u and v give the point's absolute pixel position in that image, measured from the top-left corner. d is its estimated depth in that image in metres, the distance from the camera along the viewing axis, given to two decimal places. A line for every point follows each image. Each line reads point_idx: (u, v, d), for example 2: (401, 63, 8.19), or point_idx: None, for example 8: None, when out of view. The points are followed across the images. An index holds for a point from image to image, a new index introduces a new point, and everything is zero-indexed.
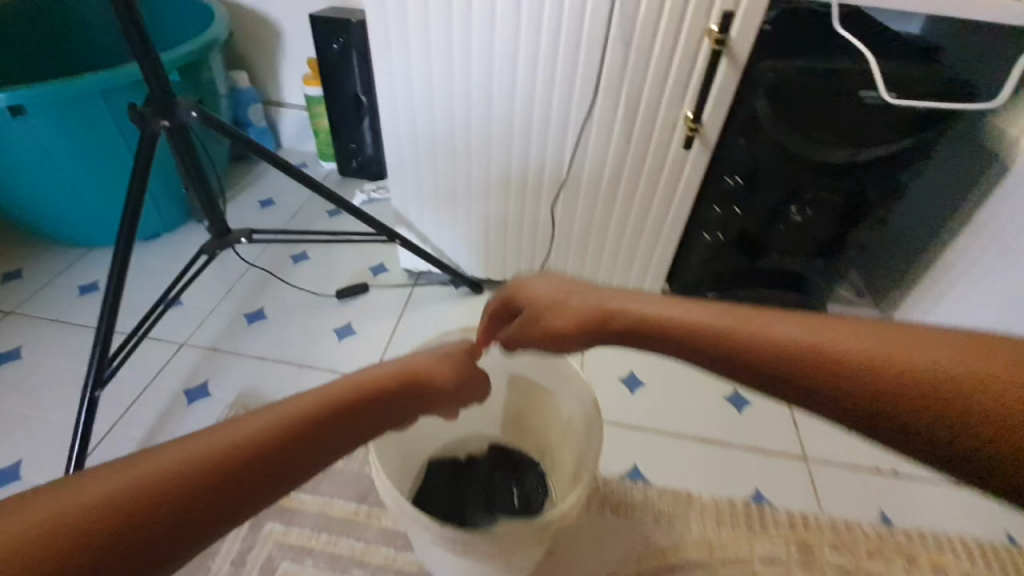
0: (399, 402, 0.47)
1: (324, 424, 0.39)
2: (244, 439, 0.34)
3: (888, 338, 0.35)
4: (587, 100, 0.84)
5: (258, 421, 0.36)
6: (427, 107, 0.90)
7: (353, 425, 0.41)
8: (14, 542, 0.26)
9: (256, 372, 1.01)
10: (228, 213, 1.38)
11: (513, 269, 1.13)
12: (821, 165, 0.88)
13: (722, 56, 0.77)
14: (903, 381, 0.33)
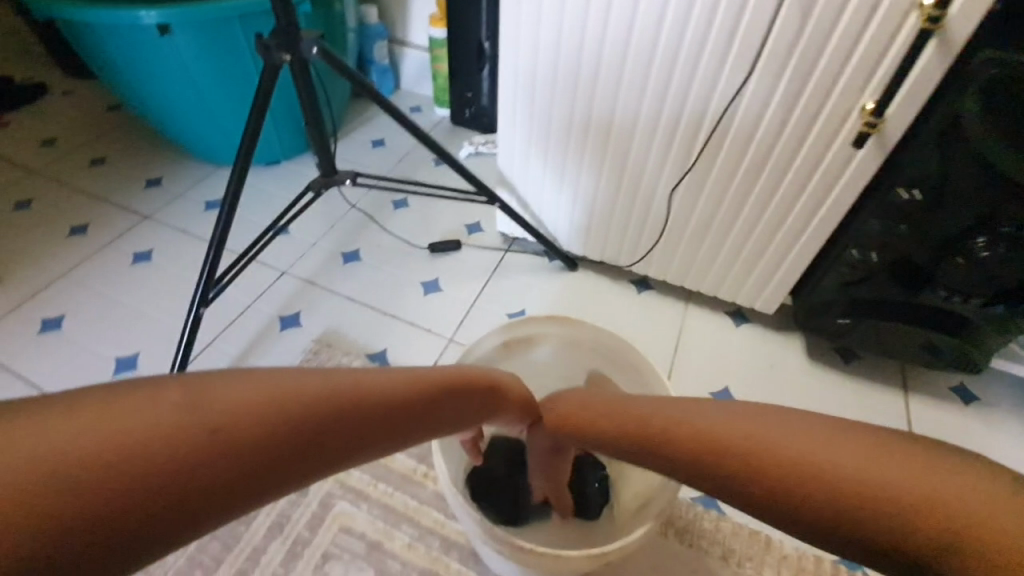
0: (476, 401, 0.47)
1: (429, 401, 0.39)
2: (380, 389, 0.35)
3: (891, 458, 0.28)
4: (740, 75, 0.72)
5: (389, 377, 0.37)
6: (551, 65, 0.83)
7: (438, 414, 0.40)
8: (208, 420, 0.26)
9: (344, 312, 1.04)
10: (342, 149, 1.41)
11: (613, 252, 1.05)
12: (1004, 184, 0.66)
13: (933, 37, 0.61)
14: (901, 511, 0.26)
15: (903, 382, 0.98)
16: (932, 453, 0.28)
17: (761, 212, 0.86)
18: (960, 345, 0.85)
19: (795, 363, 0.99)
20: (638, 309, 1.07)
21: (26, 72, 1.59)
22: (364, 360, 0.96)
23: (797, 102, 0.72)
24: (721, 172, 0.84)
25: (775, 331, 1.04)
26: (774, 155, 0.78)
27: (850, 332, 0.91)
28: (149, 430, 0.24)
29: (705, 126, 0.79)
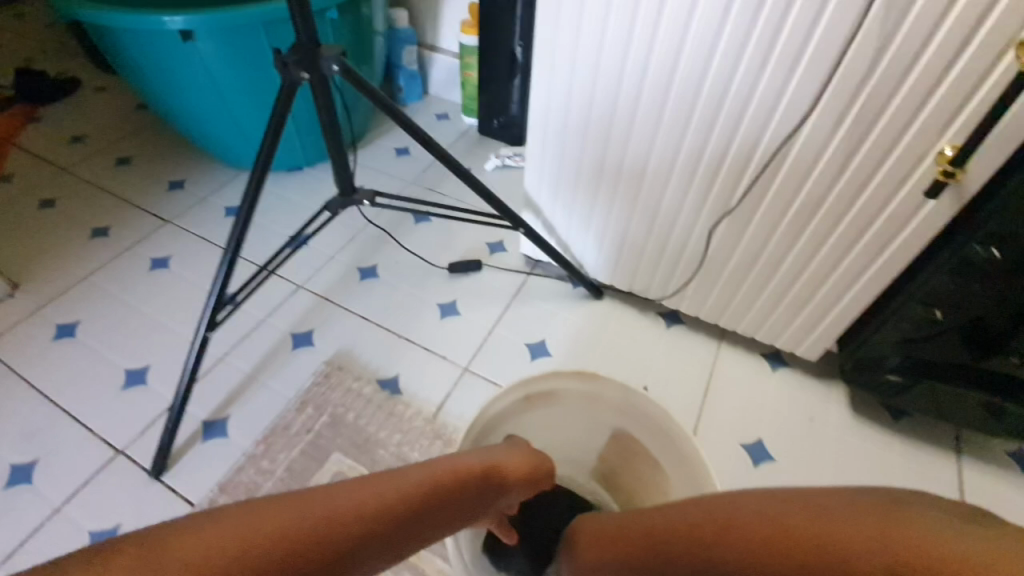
0: (482, 492, 0.43)
1: (429, 501, 0.36)
2: (369, 500, 0.32)
3: (867, 509, 0.27)
4: (798, 111, 0.65)
5: (380, 485, 0.34)
6: (588, 89, 0.77)
7: (439, 518, 0.37)
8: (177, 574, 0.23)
9: (357, 332, 1.00)
10: (365, 157, 1.38)
11: (643, 284, 0.99)
12: None
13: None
14: (888, 560, 0.25)
15: (956, 444, 0.89)
16: (919, 504, 0.26)
17: (810, 255, 0.78)
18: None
19: (837, 416, 0.91)
20: (667, 346, 1.00)
21: (61, 67, 1.60)
22: (375, 386, 0.92)
23: (861, 142, 0.65)
24: (769, 211, 0.77)
25: (814, 378, 0.96)
26: (831, 197, 0.71)
27: (902, 390, 0.83)
28: (222, 541, 0.25)
29: (754, 162, 0.72)
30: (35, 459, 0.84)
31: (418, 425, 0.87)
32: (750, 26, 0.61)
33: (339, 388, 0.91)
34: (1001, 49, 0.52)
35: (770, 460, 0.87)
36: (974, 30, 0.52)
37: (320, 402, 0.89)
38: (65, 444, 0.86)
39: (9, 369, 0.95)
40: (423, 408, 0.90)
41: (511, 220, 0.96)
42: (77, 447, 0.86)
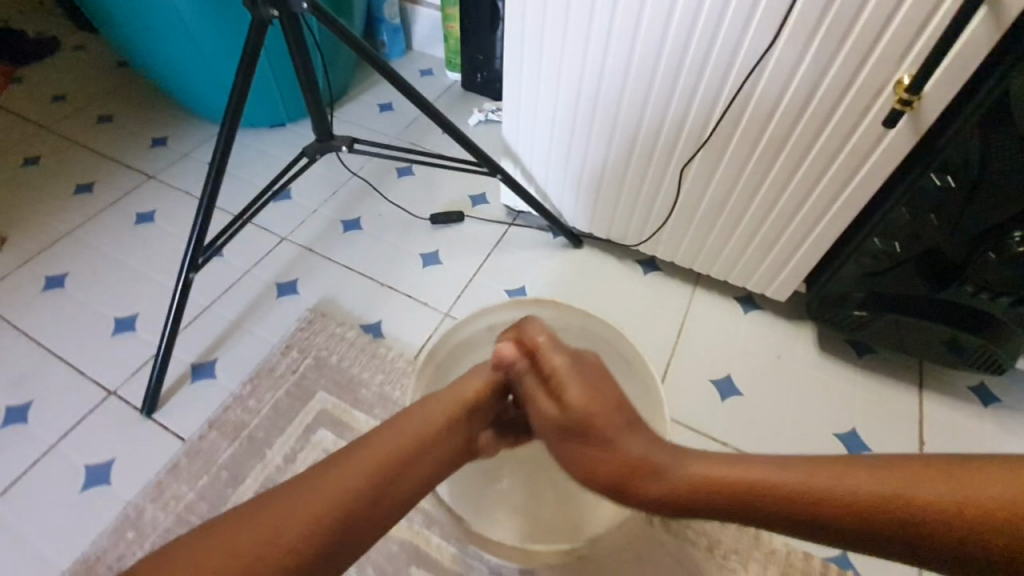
0: (447, 438, 0.47)
1: (376, 478, 0.41)
2: (307, 509, 0.38)
3: (874, 478, 0.39)
4: (762, 44, 0.66)
5: (320, 487, 0.39)
6: (560, 29, 0.77)
7: (402, 486, 0.42)
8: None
9: (340, 281, 1.02)
10: (348, 112, 1.37)
11: (620, 231, 1.01)
12: None
13: (984, 6, 0.54)
14: (896, 513, 0.37)
15: (919, 379, 0.92)
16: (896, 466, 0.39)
17: (778, 194, 0.80)
18: (986, 346, 0.78)
19: (805, 354, 0.95)
20: (643, 289, 1.03)
21: (38, 25, 1.57)
22: (358, 331, 0.94)
23: (824, 75, 0.65)
24: (737, 150, 0.78)
25: (786, 320, 0.99)
26: (796, 134, 0.72)
27: (866, 326, 0.86)
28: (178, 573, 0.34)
29: (722, 99, 0.73)
30: (30, 401, 0.87)
31: (400, 366, 0.90)
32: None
33: (322, 333, 0.93)
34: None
35: (738, 395, 0.90)
36: None
37: (304, 345, 0.92)
38: (58, 386, 0.89)
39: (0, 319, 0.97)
40: (404, 351, 0.93)
41: (488, 166, 0.98)
42: (70, 389, 0.89)
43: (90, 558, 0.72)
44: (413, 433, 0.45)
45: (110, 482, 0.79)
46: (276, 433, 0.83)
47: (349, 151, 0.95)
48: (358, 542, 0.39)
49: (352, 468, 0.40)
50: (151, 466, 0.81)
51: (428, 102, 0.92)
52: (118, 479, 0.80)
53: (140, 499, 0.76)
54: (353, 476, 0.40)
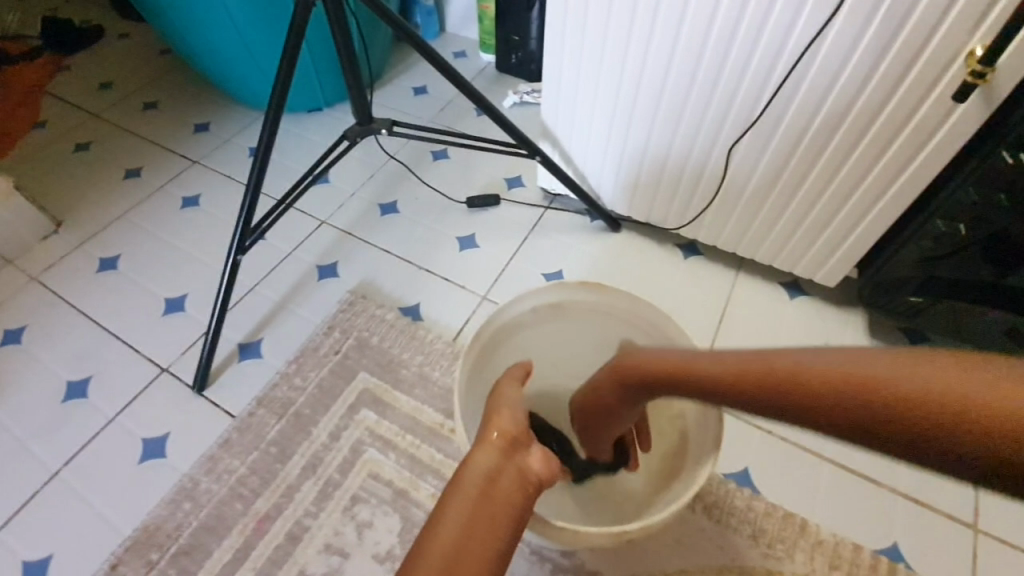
0: (508, 474, 0.39)
1: (462, 544, 0.32)
2: None
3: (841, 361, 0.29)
4: (823, 14, 0.62)
5: None
6: (605, 3, 0.74)
7: (489, 538, 0.33)
8: None
9: (380, 264, 1.03)
10: (384, 96, 1.37)
11: (661, 213, 0.98)
12: None
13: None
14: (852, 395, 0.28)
15: None
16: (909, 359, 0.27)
17: (832, 174, 0.77)
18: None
19: (856, 341, 0.91)
20: (684, 274, 1.01)
21: (85, 15, 1.61)
22: (398, 313, 0.95)
23: (890, 46, 0.62)
24: (790, 129, 0.75)
25: (835, 306, 0.95)
26: (856, 110, 0.69)
27: (924, 312, 0.82)
28: None
29: (775, 75, 0.70)
30: (90, 376, 0.92)
31: (439, 347, 0.91)
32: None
33: (362, 314, 0.94)
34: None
35: None
36: None
37: (346, 326, 0.93)
38: (115, 363, 0.93)
39: (60, 298, 1.02)
40: (443, 333, 0.94)
41: (528, 149, 0.96)
42: (127, 366, 0.93)
43: (151, 525, 0.76)
44: (477, 481, 0.37)
45: (166, 455, 0.83)
46: (322, 411, 0.85)
47: (388, 134, 0.95)
48: None
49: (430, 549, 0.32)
50: (203, 441, 0.84)
51: (468, 83, 0.91)
52: (173, 452, 0.83)
53: (195, 472, 0.80)
54: (486, 472, 0.38)
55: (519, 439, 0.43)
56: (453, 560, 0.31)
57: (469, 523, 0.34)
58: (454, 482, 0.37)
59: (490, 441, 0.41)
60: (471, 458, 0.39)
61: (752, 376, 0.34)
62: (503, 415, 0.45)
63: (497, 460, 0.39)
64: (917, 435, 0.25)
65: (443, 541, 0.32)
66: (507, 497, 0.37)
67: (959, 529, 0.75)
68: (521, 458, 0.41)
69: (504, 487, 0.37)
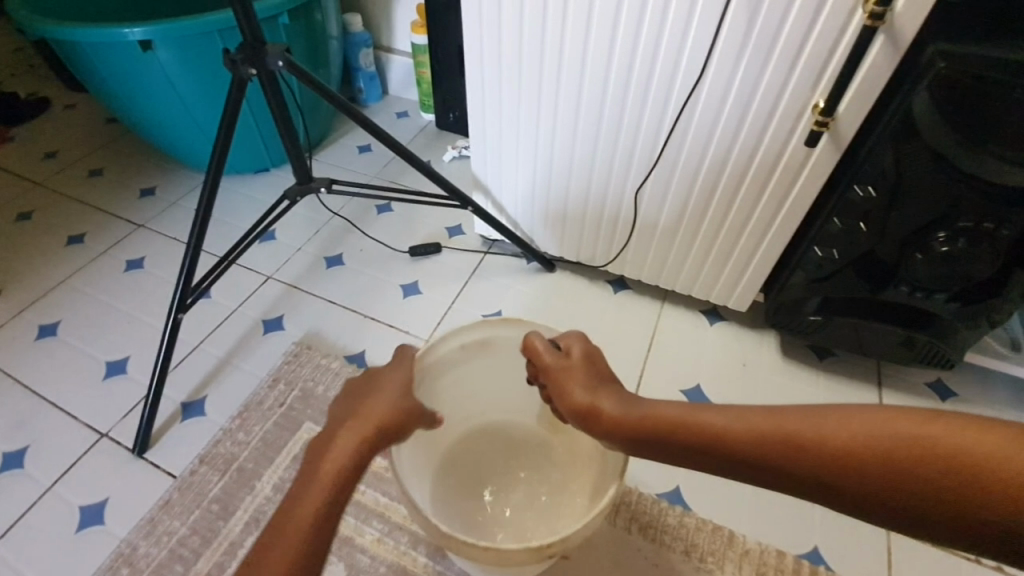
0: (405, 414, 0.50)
1: (362, 446, 0.45)
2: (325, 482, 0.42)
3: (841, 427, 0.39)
4: (694, 74, 0.73)
5: (326, 468, 0.43)
6: (516, 68, 0.84)
7: (376, 442, 0.47)
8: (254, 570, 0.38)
9: (324, 315, 1.07)
10: (330, 156, 1.45)
11: (589, 250, 1.06)
12: (949, 167, 0.65)
13: (881, 33, 0.62)
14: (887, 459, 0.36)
15: (878, 377, 0.96)
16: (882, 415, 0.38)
17: (726, 210, 0.86)
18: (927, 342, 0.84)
19: (770, 359, 0.99)
20: (612, 309, 1.08)
21: (30, 87, 1.64)
22: (343, 361, 0.98)
23: (751, 100, 0.73)
24: (684, 171, 0.84)
25: (748, 329, 1.04)
26: (734, 154, 0.79)
27: (822, 328, 0.90)
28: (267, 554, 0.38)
29: (665, 126, 0.80)
30: (26, 445, 0.90)
31: None
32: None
33: (308, 364, 0.97)
34: (852, 6, 0.61)
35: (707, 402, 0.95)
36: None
37: (291, 377, 0.95)
38: (53, 430, 0.92)
39: None
40: None
41: (460, 200, 1.04)
42: (66, 432, 0.91)
43: None
44: (380, 414, 0.48)
45: (105, 521, 0.82)
46: (265, 464, 0.86)
47: (328, 192, 1.00)
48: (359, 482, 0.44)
49: (342, 444, 0.45)
50: (144, 503, 0.83)
51: (401, 146, 0.98)
52: (112, 517, 0.82)
53: (134, 535, 0.79)
54: (358, 445, 0.45)
55: (401, 413, 0.50)
56: (319, 514, 0.40)
57: (363, 432, 0.46)
58: (326, 447, 0.45)
59: (368, 415, 0.48)
60: (345, 431, 0.46)
61: (762, 438, 0.41)
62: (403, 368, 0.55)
63: (388, 416, 0.49)
64: (905, 483, 0.35)
65: (345, 442, 0.45)
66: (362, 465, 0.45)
67: (871, 528, 0.81)
68: (389, 437, 0.48)
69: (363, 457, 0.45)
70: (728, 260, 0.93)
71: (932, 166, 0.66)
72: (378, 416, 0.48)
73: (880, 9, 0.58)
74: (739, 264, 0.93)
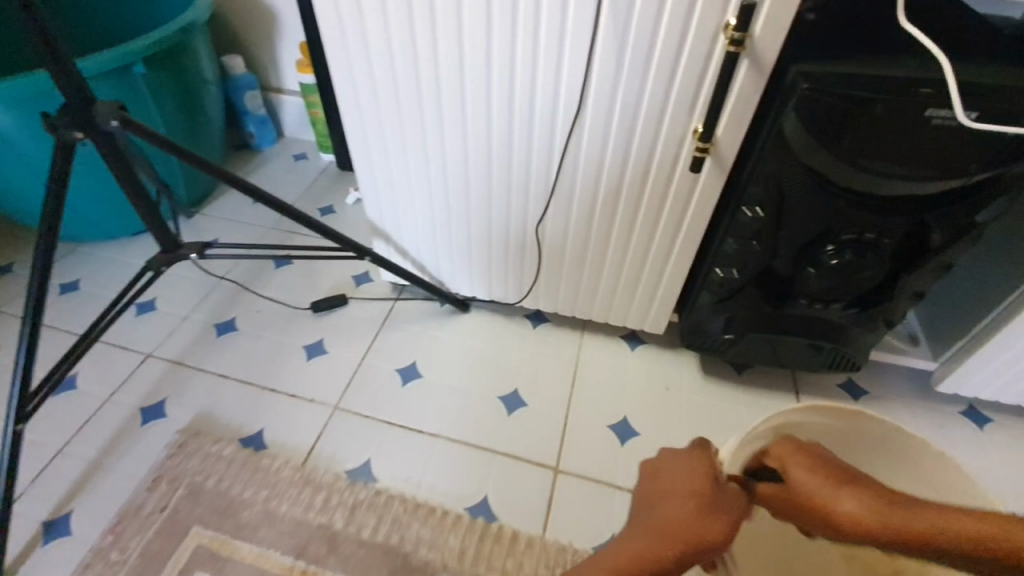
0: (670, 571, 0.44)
1: None
2: None
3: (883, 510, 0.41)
4: (574, 108, 0.70)
5: None
6: (393, 109, 0.78)
7: None
8: None
9: (216, 391, 0.95)
10: (219, 208, 1.33)
11: (502, 288, 1.02)
12: (825, 183, 0.66)
13: (745, 57, 0.61)
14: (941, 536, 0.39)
15: (795, 383, 0.97)
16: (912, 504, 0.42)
17: (628, 237, 0.84)
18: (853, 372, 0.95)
19: (692, 379, 0.98)
20: (533, 346, 1.04)
21: None
22: (238, 446, 0.87)
23: (634, 129, 0.71)
24: (582, 204, 0.82)
25: (668, 349, 1.03)
26: (627, 184, 0.77)
27: (735, 344, 0.89)
28: None
29: (555, 161, 0.77)
30: None
31: (286, 476, 0.84)
32: (512, 33, 0.66)
33: (196, 455, 0.85)
34: (714, 32, 0.60)
35: (636, 435, 0.91)
36: (686, 23, 0.60)
37: (175, 474, 0.84)
38: None
39: None
40: (291, 457, 0.87)
41: (356, 251, 0.96)
42: None
43: None
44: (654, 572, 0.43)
45: None
46: None
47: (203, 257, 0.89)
48: None
49: None
50: None
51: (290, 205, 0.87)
52: None
53: None
54: None
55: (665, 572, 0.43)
56: None
57: None
58: None
59: None
60: None
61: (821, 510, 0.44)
62: (717, 506, 0.46)
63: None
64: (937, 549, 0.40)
65: None
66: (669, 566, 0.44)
67: None
68: None
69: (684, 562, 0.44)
70: (639, 286, 0.91)
71: (812, 183, 0.66)
72: (706, 537, 0.44)
73: (739, 34, 0.58)
74: (651, 289, 0.91)
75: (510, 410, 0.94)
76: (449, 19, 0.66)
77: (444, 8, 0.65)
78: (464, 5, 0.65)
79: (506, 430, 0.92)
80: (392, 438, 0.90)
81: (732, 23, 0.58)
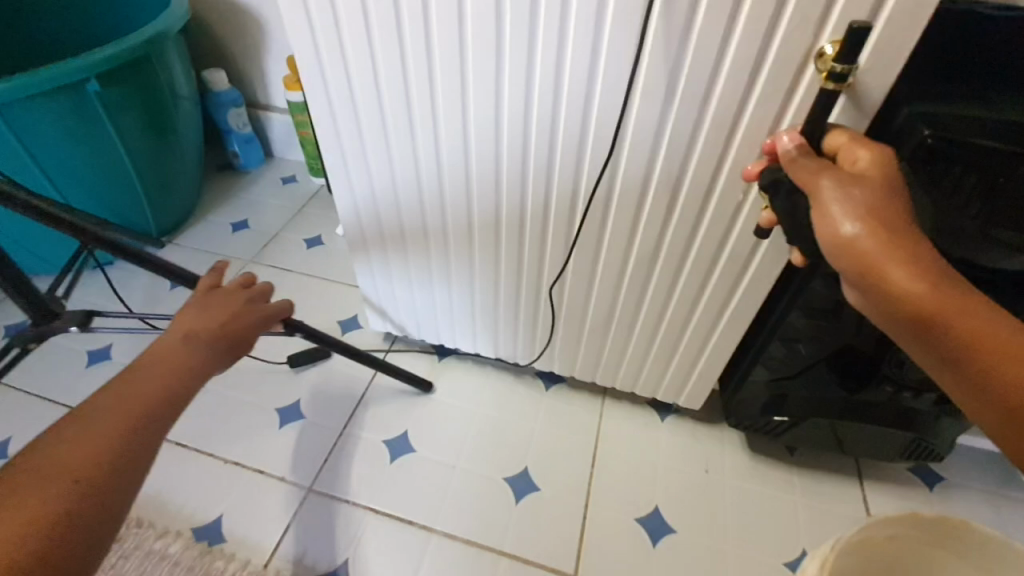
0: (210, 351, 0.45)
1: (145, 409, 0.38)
2: (98, 444, 0.35)
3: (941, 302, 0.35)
4: (606, 150, 0.56)
5: (83, 442, 0.35)
6: (381, 146, 0.65)
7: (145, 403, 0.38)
8: None
9: (168, 466, 0.80)
10: (196, 237, 1.20)
11: (509, 347, 0.87)
12: None
13: (842, 96, 0.47)
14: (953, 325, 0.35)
15: (857, 468, 0.82)
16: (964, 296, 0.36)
17: (665, 299, 0.70)
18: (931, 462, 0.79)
19: (736, 459, 0.83)
20: (547, 412, 0.88)
21: None
22: (188, 541, 0.72)
23: (682, 179, 0.57)
24: (610, 260, 0.68)
25: (706, 422, 0.87)
26: (668, 239, 0.63)
27: (793, 429, 0.73)
28: None
29: (580, 213, 0.63)
30: None
31: None
32: (529, 59, 0.52)
33: (136, 554, 0.71)
34: (801, 62, 0.46)
35: (670, 534, 0.76)
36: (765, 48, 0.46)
37: None
38: None
39: None
40: (250, 559, 0.72)
41: (281, 326, 0.64)
42: None
43: None
44: (170, 355, 0.43)
45: None
46: None
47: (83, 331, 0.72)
48: (128, 469, 0.35)
49: (101, 409, 0.37)
50: None
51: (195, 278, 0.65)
52: None
53: None
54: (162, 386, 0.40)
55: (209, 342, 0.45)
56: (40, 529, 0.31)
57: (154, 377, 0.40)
58: (113, 393, 0.38)
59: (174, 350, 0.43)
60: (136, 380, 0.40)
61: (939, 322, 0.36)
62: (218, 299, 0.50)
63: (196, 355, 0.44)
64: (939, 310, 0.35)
65: (117, 397, 0.38)
66: (162, 411, 0.39)
67: None
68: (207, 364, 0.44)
69: (142, 440, 0.37)
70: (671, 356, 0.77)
71: None
72: (235, 328, 0.48)
73: (842, 67, 0.42)
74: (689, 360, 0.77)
75: (517, 497, 0.79)
76: (449, 41, 0.53)
77: (444, 27, 0.52)
78: (468, 24, 0.51)
79: (514, 524, 0.76)
80: (376, 532, 0.75)
81: (829, 54, 0.44)
